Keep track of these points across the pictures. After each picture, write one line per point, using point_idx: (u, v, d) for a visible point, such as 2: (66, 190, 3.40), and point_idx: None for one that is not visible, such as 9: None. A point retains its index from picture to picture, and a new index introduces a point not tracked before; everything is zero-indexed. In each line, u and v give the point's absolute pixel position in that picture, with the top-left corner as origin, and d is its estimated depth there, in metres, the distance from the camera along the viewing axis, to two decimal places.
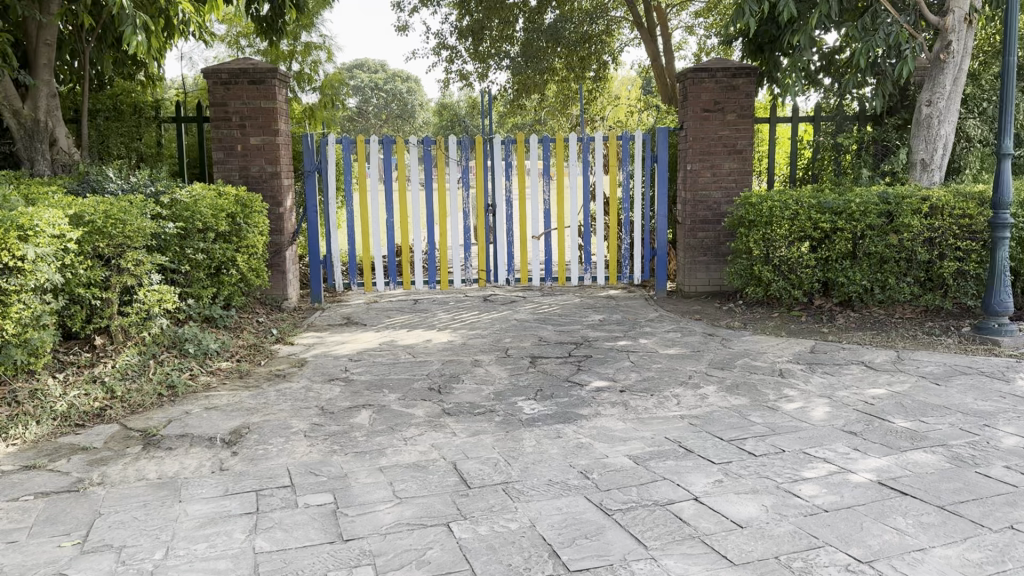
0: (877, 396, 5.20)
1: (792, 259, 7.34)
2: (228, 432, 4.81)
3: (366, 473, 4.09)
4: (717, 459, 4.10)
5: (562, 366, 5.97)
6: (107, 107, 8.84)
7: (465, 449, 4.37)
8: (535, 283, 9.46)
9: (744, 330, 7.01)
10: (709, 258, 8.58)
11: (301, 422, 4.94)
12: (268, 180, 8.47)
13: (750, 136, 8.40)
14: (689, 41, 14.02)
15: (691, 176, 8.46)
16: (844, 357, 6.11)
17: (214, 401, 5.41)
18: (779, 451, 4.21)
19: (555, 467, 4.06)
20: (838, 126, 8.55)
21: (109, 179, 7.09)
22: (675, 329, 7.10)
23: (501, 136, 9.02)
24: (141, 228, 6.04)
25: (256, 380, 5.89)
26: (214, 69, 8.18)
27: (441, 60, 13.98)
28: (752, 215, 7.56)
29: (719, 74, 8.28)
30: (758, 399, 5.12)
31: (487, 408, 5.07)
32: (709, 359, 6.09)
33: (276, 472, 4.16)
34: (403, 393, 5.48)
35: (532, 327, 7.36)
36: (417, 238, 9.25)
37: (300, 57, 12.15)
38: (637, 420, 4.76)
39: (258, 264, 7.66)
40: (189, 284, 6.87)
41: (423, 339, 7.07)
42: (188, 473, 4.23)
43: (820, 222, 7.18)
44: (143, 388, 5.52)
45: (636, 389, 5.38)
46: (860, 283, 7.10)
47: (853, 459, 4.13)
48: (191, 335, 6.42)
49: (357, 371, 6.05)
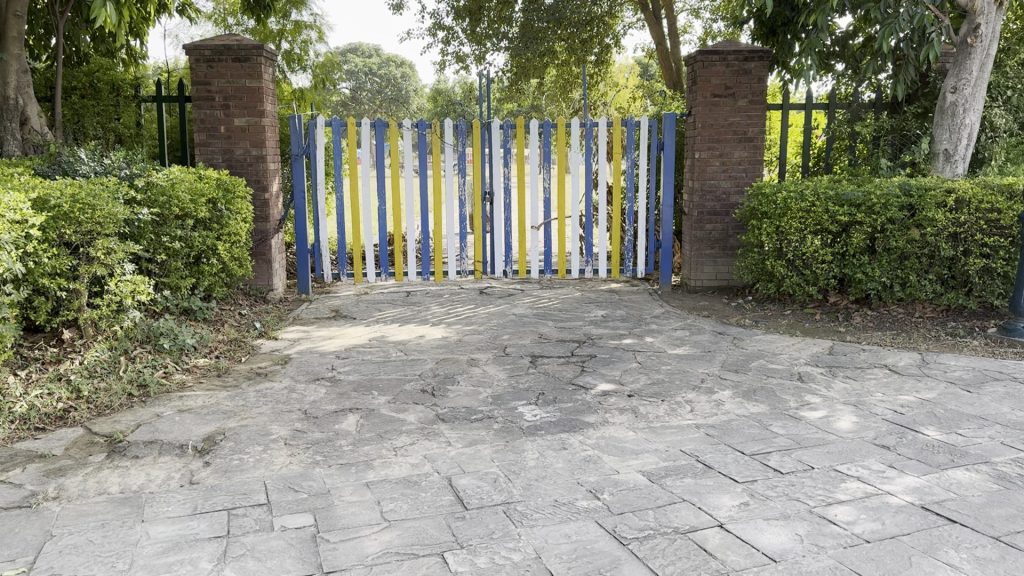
0: (906, 404, 4.81)
1: (808, 254, 6.95)
2: (201, 439, 4.40)
3: (352, 489, 3.68)
4: (740, 477, 3.71)
5: (565, 367, 5.57)
6: (83, 84, 8.31)
7: (461, 462, 3.97)
8: (534, 275, 9.00)
9: (756, 328, 6.62)
10: (716, 252, 8.20)
11: (281, 428, 4.52)
12: (253, 163, 8.02)
13: (762, 123, 7.99)
14: (693, 25, 13.57)
15: (700, 164, 8.04)
16: (866, 360, 5.72)
17: (189, 402, 4.99)
18: (808, 469, 3.83)
19: (562, 485, 3.66)
20: (853, 114, 8.15)
21: (81, 160, 6.63)
22: (683, 327, 6.70)
23: (500, 120, 8.56)
24: (113, 214, 5.60)
25: (235, 379, 5.47)
26: (196, 45, 7.72)
27: (436, 41, 13.47)
28: (764, 207, 7.15)
29: (730, 57, 7.85)
30: (778, 406, 4.74)
31: (484, 414, 4.67)
32: (721, 360, 5.70)
33: (252, 488, 3.75)
34: (394, 395, 5.06)
35: (532, 323, 6.95)
36: (410, 228, 8.77)
37: (290, 37, 11.58)
38: (650, 430, 4.36)
39: (240, 253, 7.23)
40: (166, 275, 6.43)
41: (416, 334, 6.65)
42: (154, 487, 3.82)
43: (838, 216, 6.79)
44: (112, 387, 5.08)
45: (646, 393, 4.98)
46: (878, 279, 6.73)
47: (889, 477, 3.75)
48: (166, 329, 5.98)
49: (345, 370, 5.63)
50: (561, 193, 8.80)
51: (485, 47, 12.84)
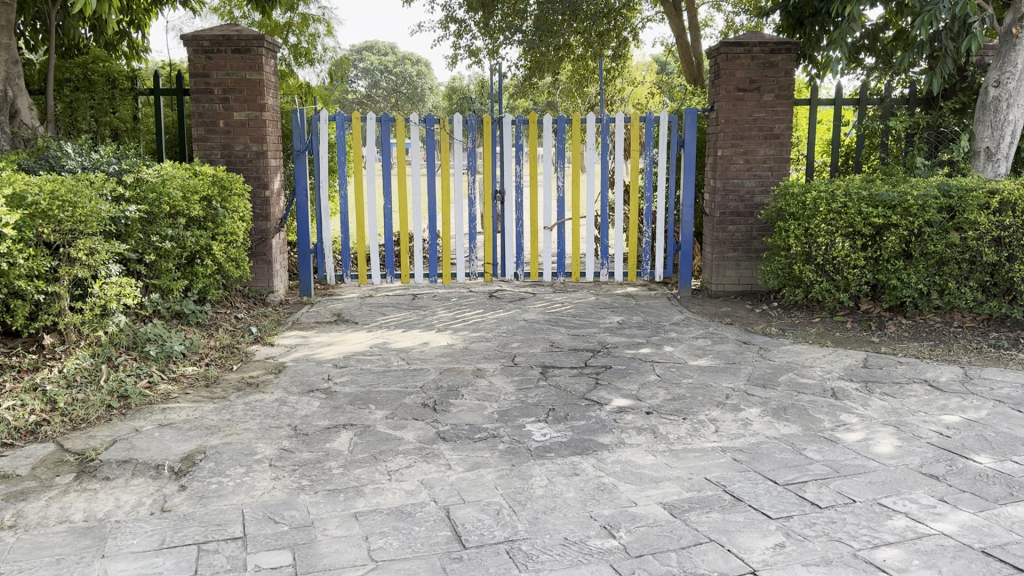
0: (952, 426, 4.37)
1: (839, 258, 6.51)
2: (180, 458, 4.04)
3: (338, 521, 3.31)
4: (774, 513, 3.30)
5: (578, 380, 5.17)
6: (75, 77, 7.93)
7: (461, 489, 3.57)
8: (547, 278, 8.58)
9: (783, 338, 6.19)
10: (739, 255, 7.76)
11: (268, 447, 4.15)
12: (253, 160, 7.66)
13: (789, 118, 7.56)
14: (715, 18, 13.06)
15: (723, 162, 7.61)
16: (904, 374, 5.29)
17: (171, 416, 4.63)
18: (849, 503, 3.42)
19: (572, 519, 3.26)
20: (885, 110, 7.69)
21: (69, 155, 6.28)
22: (704, 335, 6.28)
23: (511, 115, 8.16)
24: (96, 211, 5.26)
25: (223, 391, 5.10)
26: (194, 35, 7.38)
27: (449, 34, 13.07)
28: (792, 207, 6.72)
29: (756, 49, 7.42)
30: (811, 427, 4.32)
31: (489, 433, 4.27)
32: (747, 373, 5.28)
33: (228, 518, 3.38)
34: (393, 410, 4.68)
35: (544, 329, 6.56)
36: (417, 228, 8.37)
37: (296, 30, 11.08)
38: (671, 453, 3.95)
39: (236, 254, 6.88)
40: (156, 277, 6.07)
41: (419, 341, 6.26)
42: (121, 515, 3.45)
43: (872, 218, 6.34)
44: (90, 399, 4.72)
45: (666, 410, 4.57)
46: (915, 286, 6.28)
47: (941, 513, 3.32)
48: (153, 335, 5.61)
49: (341, 381, 5.25)
50: (576, 193, 8.37)
51: (498, 41, 12.46)
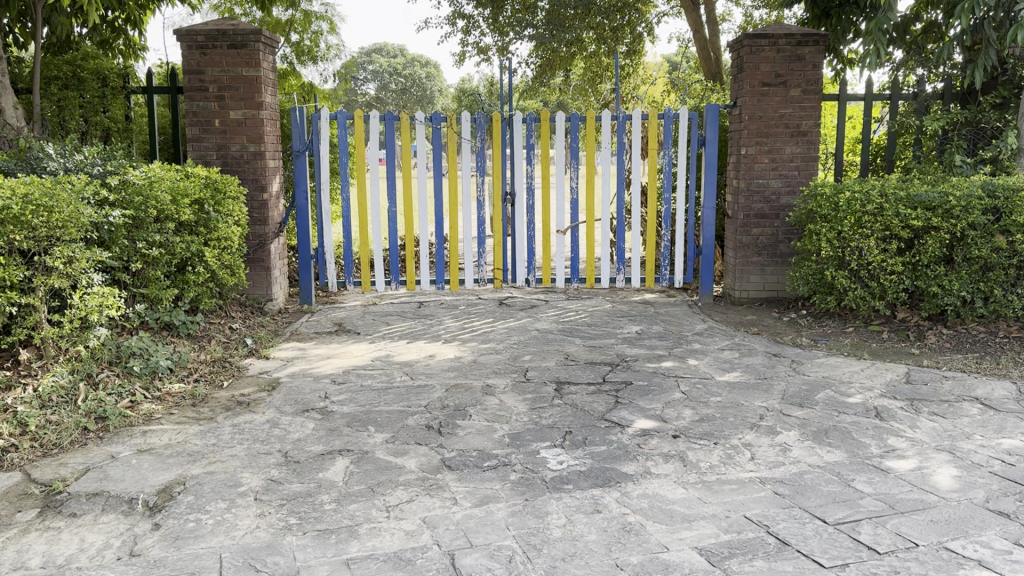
0: (1015, 452, 3.92)
1: (874, 263, 6.07)
2: (156, 491, 3.63)
3: (328, 570, 2.89)
4: (827, 561, 2.87)
5: (596, 398, 4.74)
6: (64, 74, 7.56)
7: (468, 530, 3.16)
8: (560, 284, 8.15)
9: (816, 350, 5.75)
10: (764, 259, 7.32)
11: (254, 477, 3.74)
12: (250, 161, 7.27)
13: (818, 115, 7.13)
14: (733, 13, 12.62)
15: (746, 162, 7.18)
16: (952, 392, 4.84)
17: (151, 441, 4.23)
18: (911, 547, 2.99)
19: (596, 569, 2.84)
20: (918, 107, 7.26)
21: (51, 156, 5.90)
22: (731, 347, 5.85)
23: (522, 113, 7.72)
24: (76, 215, 4.86)
25: (211, 411, 4.69)
26: (188, 30, 7.00)
27: (456, 31, 12.62)
28: (824, 209, 6.27)
29: (781, 41, 6.97)
30: (857, 454, 3.89)
31: (500, 461, 3.85)
32: (780, 390, 4.84)
33: (204, 565, 2.97)
34: (394, 433, 4.26)
35: (557, 340, 6.14)
36: (423, 232, 7.94)
37: (300, 27, 10.55)
38: (704, 486, 3.52)
39: (230, 260, 6.49)
40: (143, 286, 5.68)
41: (424, 354, 5.85)
42: (84, 561, 3.05)
43: (911, 221, 5.89)
44: (64, 422, 4.32)
45: (694, 433, 4.15)
46: (958, 294, 5.84)
47: (1020, 562, 2.88)
48: (138, 349, 5.22)
49: (339, 400, 4.83)
50: (590, 194, 7.93)
51: (508, 38, 11.99)
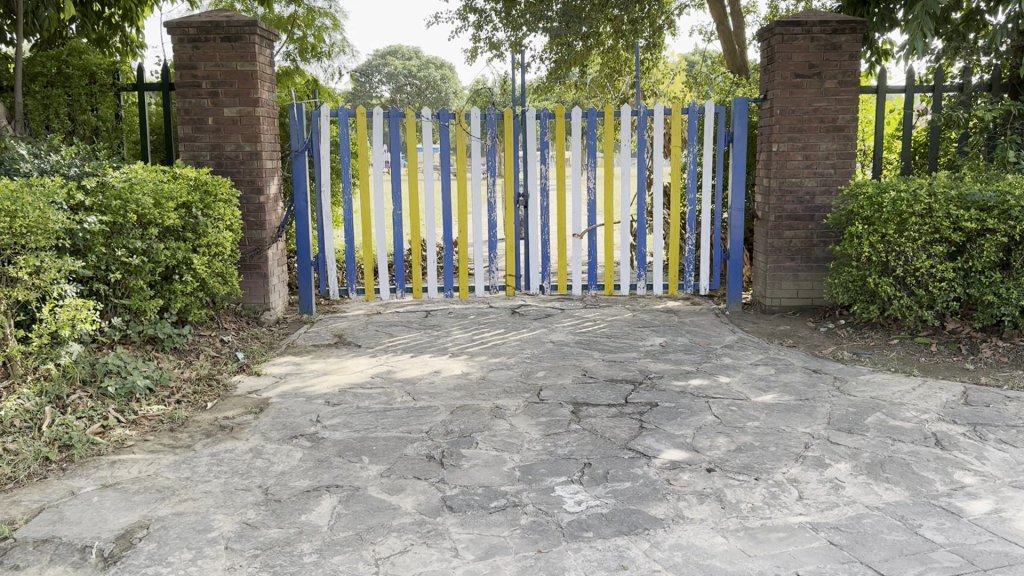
0: None
1: (922, 269, 5.53)
2: (115, 537, 3.16)
3: None
4: None
5: (618, 423, 4.23)
6: (51, 71, 7.14)
7: None
8: (577, 291, 7.64)
9: (860, 366, 5.22)
10: (798, 264, 6.80)
11: (228, 520, 3.27)
12: (246, 161, 6.82)
13: (855, 108, 6.60)
14: (758, 5, 12.12)
15: (778, 159, 6.66)
16: (1019, 414, 4.30)
17: (119, 474, 3.76)
18: None
19: None
20: (964, 99, 6.69)
21: (25, 156, 5.45)
22: (765, 362, 5.33)
23: (536, 109, 7.21)
24: (45, 220, 4.38)
25: (190, 437, 4.23)
26: (179, 21, 6.56)
27: (468, 26, 12.14)
28: (866, 210, 5.73)
29: (815, 29, 6.45)
30: (922, 493, 3.37)
31: (509, 500, 3.36)
32: (825, 414, 4.31)
33: None
34: (390, 465, 3.78)
35: (575, 354, 5.63)
36: (430, 236, 7.43)
37: (303, 24, 10.08)
38: (747, 534, 3.01)
39: (221, 268, 6.04)
40: (123, 296, 5.25)
41: (428, 370, 5.37)
42: None
43: (963, 223, 5.36)
44: (23, 452, 3.85)
45: (732, 466, 3.63)
46: (1017, 304, 5.27)
47: None
48: (115, 366, 4.74)
49: (332, 424, 4.35)
50: (608, 195, 7.41)
51: (521, 33, 11.53)
